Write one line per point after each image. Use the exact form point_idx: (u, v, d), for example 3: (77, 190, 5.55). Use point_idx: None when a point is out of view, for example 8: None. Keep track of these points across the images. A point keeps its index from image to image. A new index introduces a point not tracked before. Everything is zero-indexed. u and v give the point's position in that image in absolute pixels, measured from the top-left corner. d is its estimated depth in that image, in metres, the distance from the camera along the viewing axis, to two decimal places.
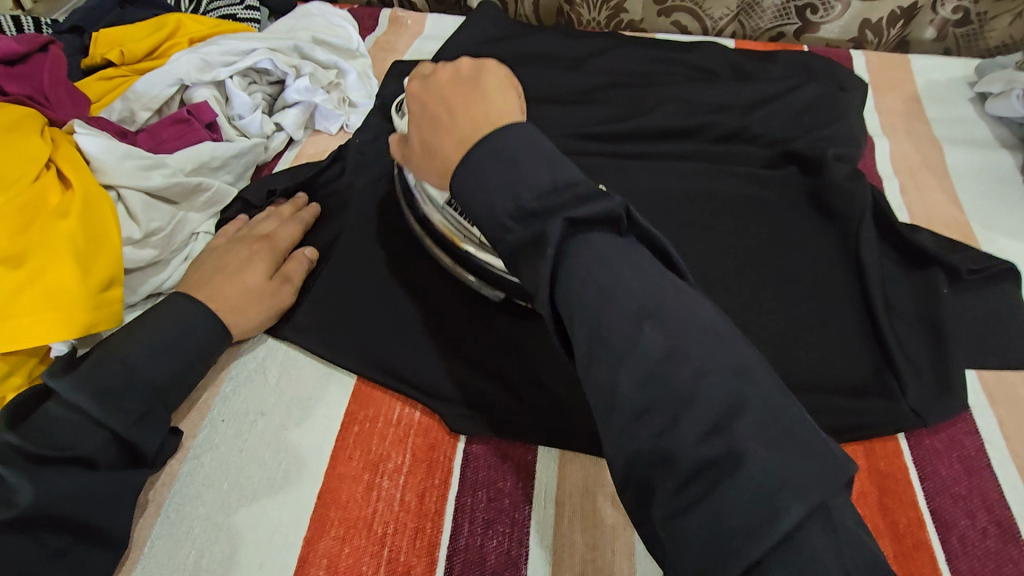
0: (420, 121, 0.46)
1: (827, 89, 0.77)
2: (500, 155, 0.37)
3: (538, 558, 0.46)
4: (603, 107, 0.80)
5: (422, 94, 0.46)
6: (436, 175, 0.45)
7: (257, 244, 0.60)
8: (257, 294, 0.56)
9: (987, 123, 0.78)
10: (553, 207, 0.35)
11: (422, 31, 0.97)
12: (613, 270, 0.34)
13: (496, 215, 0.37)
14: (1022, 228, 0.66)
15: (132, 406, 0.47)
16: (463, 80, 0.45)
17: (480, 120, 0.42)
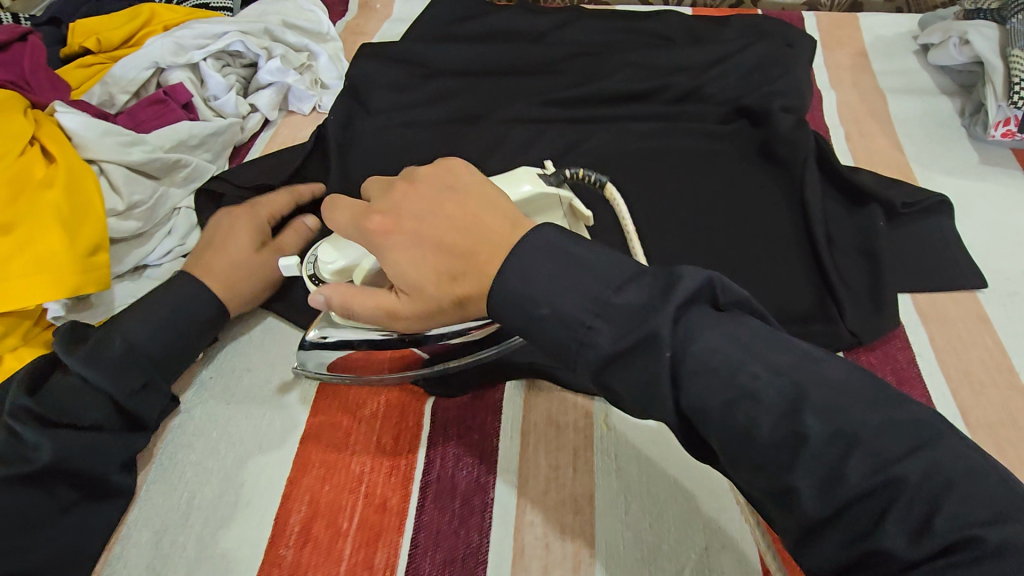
0: (414, 247, 0.41)
1: (776, 46, 0.80)
2: (556, 269, 0.36)
3: (504, 481, 0.49)
4: (565, 75, 0.83)
5: (411, 215, 0.42)
6: (461, 304, 0.41)
7: (239, 216, 0.62)
8: (247, 266, 0.59)
9: (930, 72, 0.81)
10: (643, 305, 0.34)
11: (391, 13, 1.00)
12: (727, 351, 0.33)
13: (573, 317, 0.35)
14: (958, 166, 0.70)
15: (132, 378, 0.51)
16: (453, 192, 0.42)
17: (494, 238, 0.39)
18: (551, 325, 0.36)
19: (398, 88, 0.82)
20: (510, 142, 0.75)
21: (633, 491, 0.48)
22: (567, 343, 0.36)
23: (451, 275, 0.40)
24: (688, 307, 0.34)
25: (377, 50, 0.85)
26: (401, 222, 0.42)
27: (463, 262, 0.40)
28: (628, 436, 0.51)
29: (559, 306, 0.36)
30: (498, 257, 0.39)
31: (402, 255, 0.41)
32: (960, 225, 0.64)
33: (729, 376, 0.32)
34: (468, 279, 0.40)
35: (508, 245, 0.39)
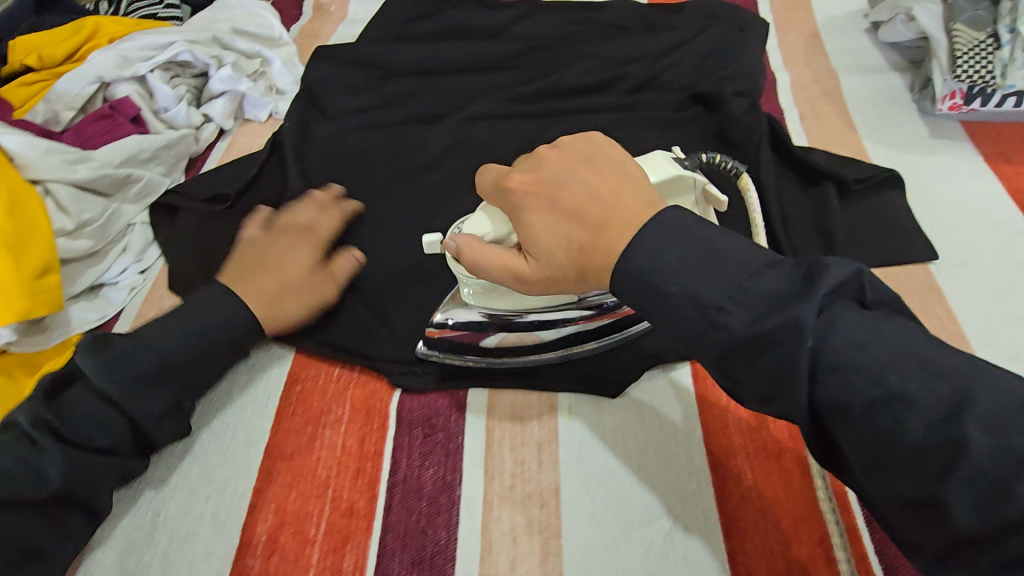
0: (547, 211, 0.44)
1: (728, 31, 0.81)
2: (691, 244, 0.38)
3: (471, 478, 0.49)
4: (521, 71, 0.83)
5: (543, 184, 0.45)
6: (586, 272, 0.42)
7: (299, 237, 0.61)
8: (301, 288, 0.57)
9: (881, 50, 0.82)
10: (783, 292, 0.35)
11: (346, 15, 0.99)
12: (873, 341, 0.32)
13: (705, 299, 0.36)
14: (910, 141, 0.71)
15: (160, 394, 0.49)
16: (583, 164, 0.45)
17: (629, 207, 0.41)
18: (678, 307, 0.37)
19: (354, 91, 0.82)
20: (469, 140, 0.75)
21: (601, 480, 0.49)
22: (695, 324, 0.37)
23: (576, 243, 0.42)
24: (833, 301, 0.34)
25: (332, 53, 0.84)
26: (539, 189, 0.45)
27: (594, 230, 0.41)
28: (592, 425, 0.52)
29: (689, 281, 0.37)
30: (630, 228, 0.40)
31: (533, 220, 0.44)
32: (912, 199, 0.65)
33: (880, 384, 0.31)
34: (597, 247, 0.41)
35: (639, 217, 0.41)
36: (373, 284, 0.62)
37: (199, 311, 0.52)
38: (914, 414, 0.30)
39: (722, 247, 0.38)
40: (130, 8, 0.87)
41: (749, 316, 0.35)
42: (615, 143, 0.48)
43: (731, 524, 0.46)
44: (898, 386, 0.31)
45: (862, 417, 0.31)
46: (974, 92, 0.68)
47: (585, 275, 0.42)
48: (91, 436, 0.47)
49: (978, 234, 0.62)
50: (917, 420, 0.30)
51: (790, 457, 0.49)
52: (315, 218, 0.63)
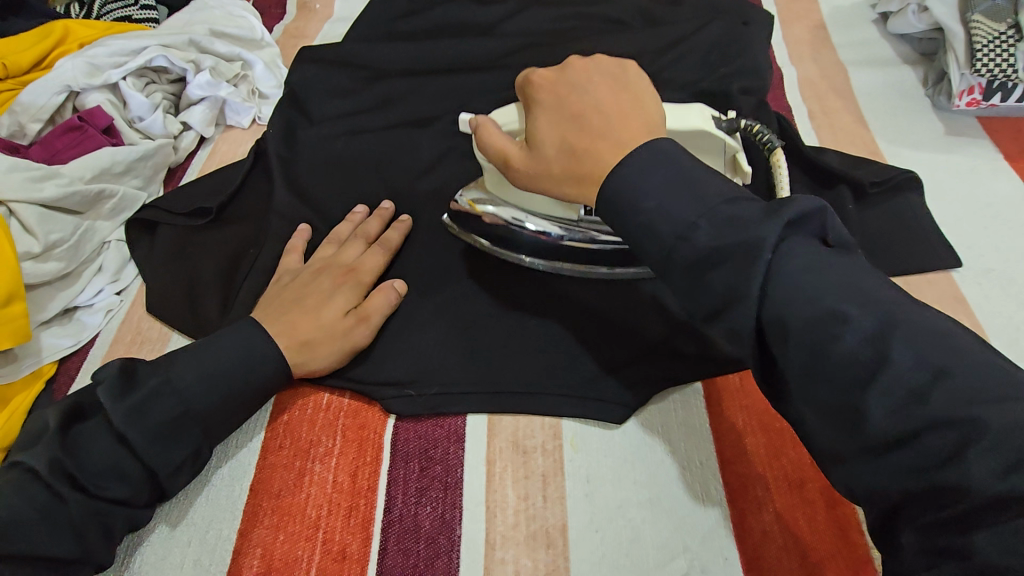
0: (554, 115, 0.44)
1: (731, 25, 0.77)
2: (664, 163, 0.38)
3: (471, 516, 0.46)
4: (516, 70, 0.79)
5: (562, 90, 0.45)
6: (573, 178, 0.42)
7: (341, 274, 0.55)
8: (332, 329, 0.52)
9: (890, 42, 0.79)
10: (754, 214, 0.34)
11: (331, 13, 0.95)
12: (823, 277, 0.32)
13: (679, 215, 0.36)
14: (925, 138, 0.67)
15: (179, 443, 0.45)
16: (608, 81, 0.45)
17: (630, 127, 0.41)
18: (654, 223, 0.37)
19: (340, 95, 0.78)
20: (462, 144, 0.71)
21: (611, 517, 0.45)
22: (664, 237, 0.36)
23: (574, 149, 0.42)
24: (790, 234, 0.33)
25: (317, 54, 0.80)
26: (557, 91, 0.45)
27: (589, 139, 0.41)
28: (600, 455, 0.48)
29: (666, 197, 0.36)
30: (621, 146, 0.40)
31: (542, 120, 0.45)
32: (930, 201, 0.62)
33: (822, 304, 0.31)
34: (589, 155, 0.41)
35: (636, 139, 0.40)
36: None
37: (194, 350, 0.48)
38: (850, 326, 0.30)
39: (697, 176, 0.37)
40: (103, 11, 0.83)
41: (709, 234, 0.34)
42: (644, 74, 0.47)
43: (752, 564, 0.43)
44: (839, 302, 0.30)
45: (803, 329, 0.31)
46: (993, 87, 0.65)
47: (570, 184, 0.43)
48: (102, 484, 0.43)
49: (1001, 238, 0.59)
50: (850, 332, 0.30)
51: (813, 487, 0.45)
52: (361, 252, 0.58)
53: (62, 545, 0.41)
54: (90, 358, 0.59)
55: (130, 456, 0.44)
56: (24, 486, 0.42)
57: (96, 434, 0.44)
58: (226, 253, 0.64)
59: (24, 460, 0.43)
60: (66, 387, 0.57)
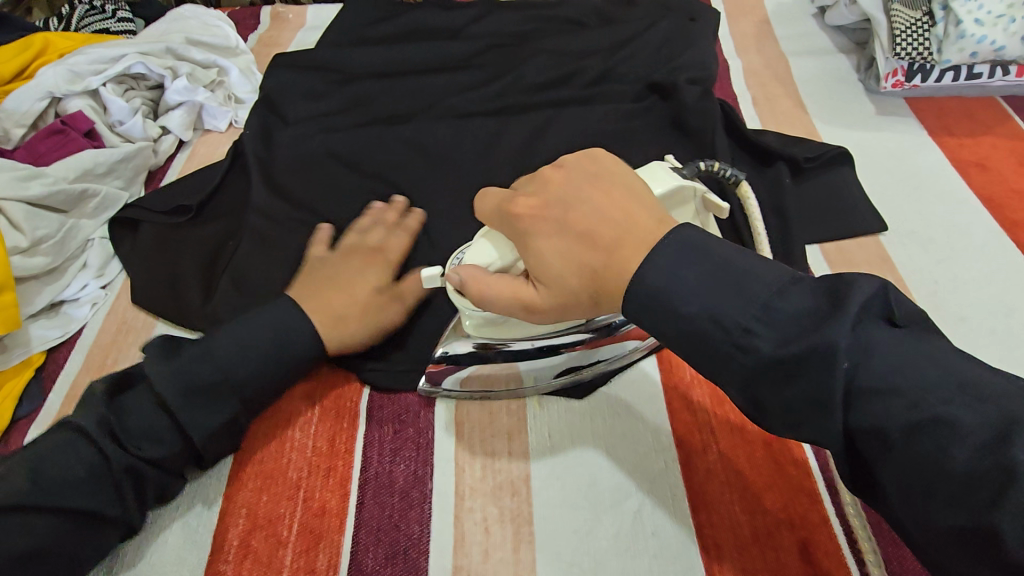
0: (556, 234, 0.42)
1: (679, 22, 0.83)
2: (708, 269, 0.37)
3: (442, 471, 0.50)
4: (481, 69, 0.84)
5: (552, 209, 0.43)
6: (595, 287, 0.41)
7: (368, 257, 0.59)
8: (363, 308, 0.55)
9: (827, 34, 0.85)
10: (805, 313, 0.35)
11: (304, 22, 0.99)
12: (916, 372, 0.32)
13: (730, 320, 0.36)
14: (859, 119, 0.73)
15: (217, 408, 0.48)
16: (593, 182, 0.43)
17: (642, 225, 0.40)
18: (702, 328, 0.37)
19: (314, 96, 0.82)
20: (431, 137, 0.75)
21: (569, 463, 0.49)
22: (717, 346, 0.37)
23: (591, 267, 0.40)
24: (865, 323, 0.34)
25: (291, 60, 0.85)
26: (549, 211, 0.43)
27: (605, 253, 0.40)
28: (561, 412, 0.52)
29: (715, 300, 0.37)
30: (642, 247, 0.39)
31: (542, 241, 0.42)
32: (861, 175, 0.67)
33: (921, 411, 0.31)
34: (612, 270, 0.40)
35: (654, 235, 0.39)
36: None
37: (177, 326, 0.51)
38: (959, 440, 0.30)
39: (736, 274, 0.37)
40: (82, 23, 0.87)
41: (779, 338, 0.35)
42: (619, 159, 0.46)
43: (698, 499, 0.47)
44: (942, 410, 0.31)
45: (903, 441, 0.31)
46: (913, 69, 0.71)
47: (600, 300, 0.41)
48: (143, 445, 0.46)
49: (928, 206, 0.64)
50: (958, 448, 0.30)
51: (753, 430, 0.49)
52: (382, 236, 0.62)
53: (100, 498, 0.44)
54: (77, 347, 0.62)
55: (170, 422, 0.47)
56: (70, 443, 0.45)
57: (140, 399, 0.48)
58: (208, 246, 0.67)
59: (73, 420, 0.46)
60: (55, 376, 0.60)
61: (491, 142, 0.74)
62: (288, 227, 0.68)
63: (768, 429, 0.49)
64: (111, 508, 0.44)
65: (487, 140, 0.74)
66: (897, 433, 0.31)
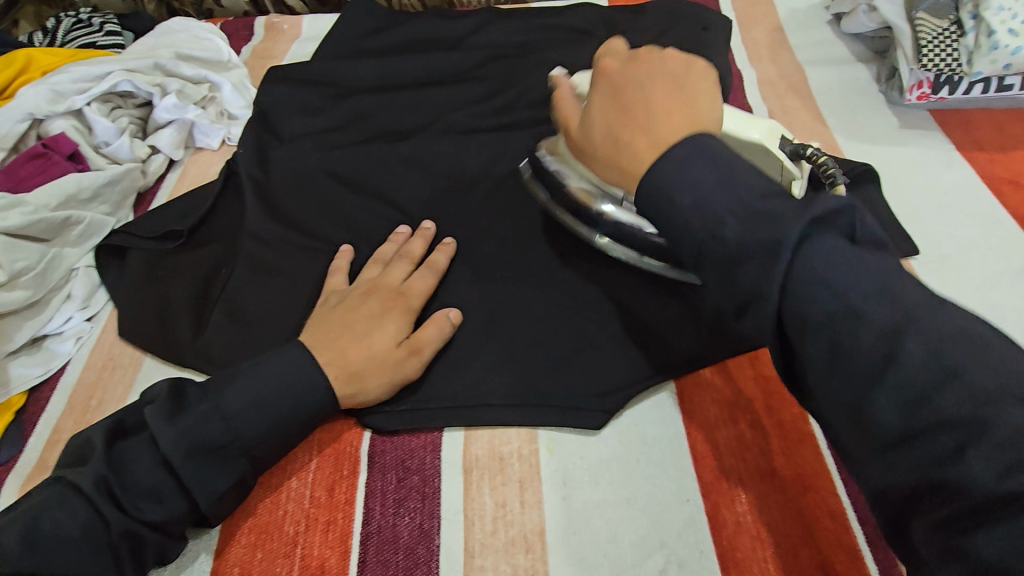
0: (610, 100, 0.46)
1: (689, 32, 0.80)
2: (706, 159, 0.36)
3: (450, 524, 0.46)
4: (485, 82, 0.80)
5: (622, 81, 0.46)
6: (617, 170, 0.45)
7: (390, 298, 0.54)
8: (382, 361, 0.50)
9: (845, 42, 0.82)
10: (783, 208, 0.33)
11: (299, 33, 0.96)
12: (852, 268, 0.31)
13: (708, 208, 0.35)
14: (882, 132, 0.70)
15: (224, 467, 0.44)
16: (671, 75, 0.45)
17: (680, 118, 0.43)
18: (685, 218, 0.36)
19: (309, 112, 0.78)
20: (432, 156, 0.71)
21: (587, 515, 0.46)
22: (693, 233, 0.35)
23: (618, 137, 0.45)
24: (821, 228, 0.32)
25: (286, 74, 0.81)
26: (617, 87, 0.46)
27: (636, 126, 0.44)
28: (576, 457, 0.49)
29: (699, 189, 0.35)
30: (670, 134, 0.42)
31: (601, 114, 0.46)
32: (887, 192, 0.64)
33: (839, 299, 0.30)
34: (633, 142, 0.44)
35: (675, 138, 0.42)
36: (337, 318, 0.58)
37: None
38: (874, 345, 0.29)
39: (714, 177, 0.36)
40: (68, 38, 0.83)
41: (737, 232, 0.34)
42: (714, 73, 0.46)
43: (727, 556, 0.43)
44: (866, 305, 0.30)
45: (818, 335, 0.31)
46: (941, 81, 0.67)
47: (615, 168, 0.46)
48: (144, 506, 0.42)
49: (959, 227, 0.60)
50: (866, 344, 0.29)
51: (784, 476, 0.46)
52: (406, 275, 0.57)
53: (96, 564, 0.40)
54: (59, 386, 0.58)
55: (174, 481, 0.43)
56: (65, 499, 0.41)
57: (140, 451, 0.44)
58: (199, 275, 0.64)
59: (68, 475, 0.42)
60: (37, 418, 0.56)
61: (495, 161, 0.71)
62: (283, 252, 0.65)
63: (801, 476, 0.46)
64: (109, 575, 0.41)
65: (492, 158, 0.71)
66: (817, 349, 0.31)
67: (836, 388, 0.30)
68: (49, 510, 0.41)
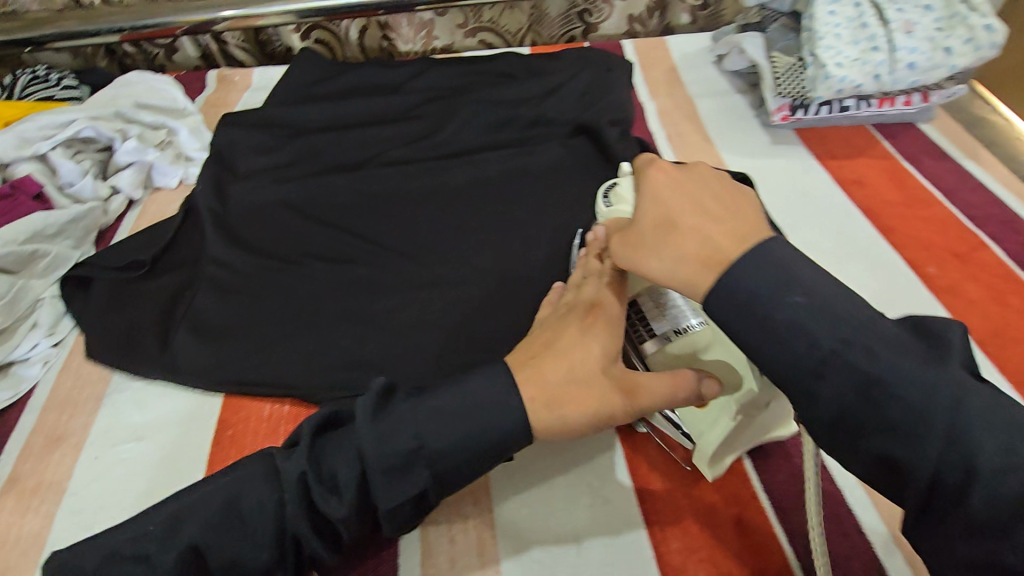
0: (671, 184, 0.47)
1: (597, 74, 0.94)
2: (765, 269, 0.39)
3: None
4: (425, 120, 0.91)
5: (685, 180, 0.47)
6: (673, 253, 0.43)
7: (591, 315, 0.50)
8: (586, 382, 0.46)
9: (726, 78, 0.98)
10: (922, 360, 0.36)
11: (250, 83, 1.05)
12: (1004, 422, 0.34)
13: (820, 342, 0.37)
14: (756, 149, 0.84)
15: (409, 479, 0.43)
16: (728, 185, 0.47)
17: (747, 218, 0.43)
18: (792, 342, 0.38)
19: (264, 151, 0.86)
20: (381, 185, 0.81)
21: (523, 468, 0.55)
22: (804, 363, 0.38)
23: (676, 221, 0.45)
24: (966, 376, 0.36)
25: (242, 119, 0.90)
26: (681, 179, 0.47)
27: (703, 215, 0.44)
28: None
29: (818, 297, 0.38)
30: (742, 231, 0.42)
31: (666, 198, 0.46)
32: (765, 194, 0.78)
33: (998, 443, 0.34)
34: (689, 238, 0.43)
35: (758, 234, 0.42)
36: (307, 332, 0.65)
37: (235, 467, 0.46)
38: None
39: (828, 293, 0.39)
40: (24, 92, 0.89)
41: (876, 356, 0.36)
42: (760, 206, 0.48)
43: (642, 489, 0.53)
44: (1007, 437, 0.34)
45: (966, 463, 0.34)
46: (797, 105, 0.81)
47: (669, 260, 0.44)
48: (327, 498, 0.43)
49: (820, 218, 0.74)
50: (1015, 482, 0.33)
51: None
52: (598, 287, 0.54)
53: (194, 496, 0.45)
54: (27, 407, 0.62)
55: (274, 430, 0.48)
56: None
57: (338, 442, 0.45)
58: (166, 298, 0.69)
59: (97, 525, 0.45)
60: (6, 437, 0.60)
61: (437, 188, 0.81)
62: (247, 276, 0.71)
63: None
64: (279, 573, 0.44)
65: (434, 185, 0.81)
66: (957, 478, 0.34)
67: (988, 518, 0.33)
68: (241, 486, 0.44)
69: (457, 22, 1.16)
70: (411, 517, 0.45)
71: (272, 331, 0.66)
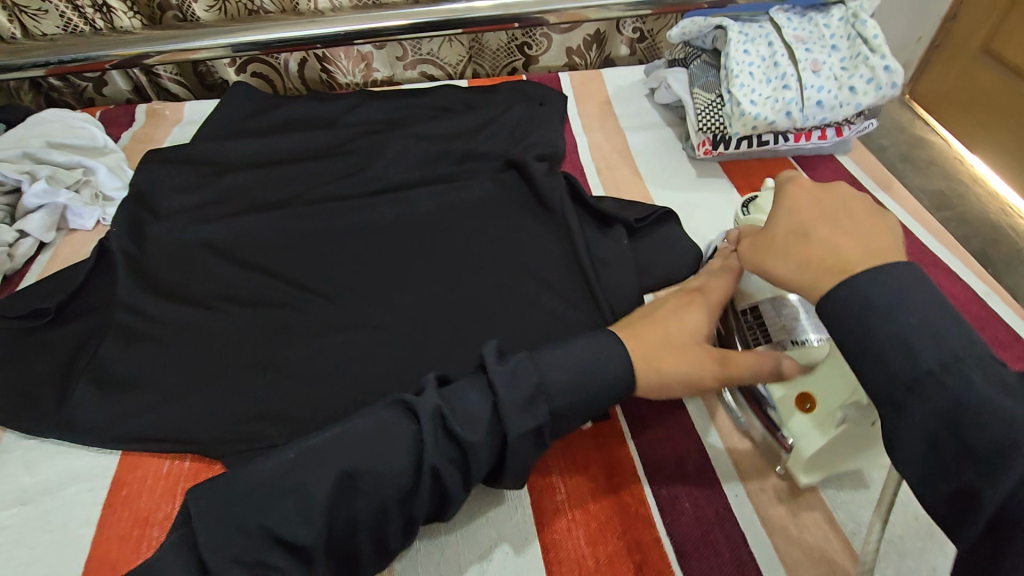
0: (813, 204, 0.52)
1: (530, 108, 0.95)
2: (891, 284, 0.42)
3: None
4: (356, 155, 0.90)
5: (827, 202, 0.52)
6: (801, 260, 0.49)
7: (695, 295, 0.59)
8: (686, 343, 0.54)
9: (657, 111, 1.00)
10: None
11: (180, 117, 1.03)
12: None
13: (916, 354, 0.39)
14: (682, 182, 0.86)
15: (534, 412, 0.49)
16: (871, 210, 0.51)
17: (879, 239, 0.47)
18: (887, 351, 0.40)
19: (187, 188, 0.84)
20: (308, 222, 0.79)
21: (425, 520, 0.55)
22: (895, 373, 0.40)
23: (812, 235, 0.50)
24: None
25: (166, 156, 0.88)
26: (819, 199, 0.53)
27: (838, 232, 0.49)
28: None
29: (929, 317, 0.40)
30: (871, 250, 0.46)
31: (805, 213, 0.52)
32: (690, 229, 0.80)
33: None
34: (820, 249, 0.48)
35: (889, 254, 0.46)
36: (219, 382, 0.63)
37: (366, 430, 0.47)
38: None
39: (939, 312, 0.40)
40: None
41: (977, 388, 0.37)
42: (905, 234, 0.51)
43: (546, 537, 0.54)
44: None
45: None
46: (717, 139, 0.83)
47: (794, 267, 0.49)
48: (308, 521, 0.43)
49: None
50: None
51: (596, 470, 0.58)
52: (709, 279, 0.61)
53: None
54: None
55: None
56: None
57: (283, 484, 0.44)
58: (69, 349, 0.67)
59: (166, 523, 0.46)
60: None
61: (365, 224, 0.79)
62: (159, 322, 0.68)
63: (609, 465, 0.58)
64: (394, 511, 0.46)
65: (362, 222, 0.79)
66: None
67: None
68: (367, 427, 0.47)
69: (397, 54, 1.16)
70: (527, 455, 0.49)
71: (181, 381, 0.63)
